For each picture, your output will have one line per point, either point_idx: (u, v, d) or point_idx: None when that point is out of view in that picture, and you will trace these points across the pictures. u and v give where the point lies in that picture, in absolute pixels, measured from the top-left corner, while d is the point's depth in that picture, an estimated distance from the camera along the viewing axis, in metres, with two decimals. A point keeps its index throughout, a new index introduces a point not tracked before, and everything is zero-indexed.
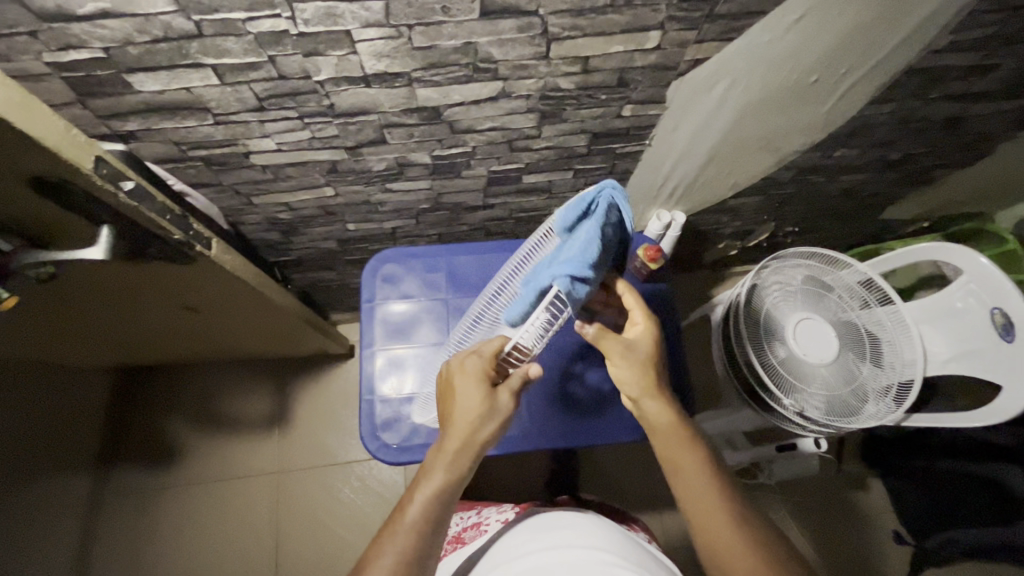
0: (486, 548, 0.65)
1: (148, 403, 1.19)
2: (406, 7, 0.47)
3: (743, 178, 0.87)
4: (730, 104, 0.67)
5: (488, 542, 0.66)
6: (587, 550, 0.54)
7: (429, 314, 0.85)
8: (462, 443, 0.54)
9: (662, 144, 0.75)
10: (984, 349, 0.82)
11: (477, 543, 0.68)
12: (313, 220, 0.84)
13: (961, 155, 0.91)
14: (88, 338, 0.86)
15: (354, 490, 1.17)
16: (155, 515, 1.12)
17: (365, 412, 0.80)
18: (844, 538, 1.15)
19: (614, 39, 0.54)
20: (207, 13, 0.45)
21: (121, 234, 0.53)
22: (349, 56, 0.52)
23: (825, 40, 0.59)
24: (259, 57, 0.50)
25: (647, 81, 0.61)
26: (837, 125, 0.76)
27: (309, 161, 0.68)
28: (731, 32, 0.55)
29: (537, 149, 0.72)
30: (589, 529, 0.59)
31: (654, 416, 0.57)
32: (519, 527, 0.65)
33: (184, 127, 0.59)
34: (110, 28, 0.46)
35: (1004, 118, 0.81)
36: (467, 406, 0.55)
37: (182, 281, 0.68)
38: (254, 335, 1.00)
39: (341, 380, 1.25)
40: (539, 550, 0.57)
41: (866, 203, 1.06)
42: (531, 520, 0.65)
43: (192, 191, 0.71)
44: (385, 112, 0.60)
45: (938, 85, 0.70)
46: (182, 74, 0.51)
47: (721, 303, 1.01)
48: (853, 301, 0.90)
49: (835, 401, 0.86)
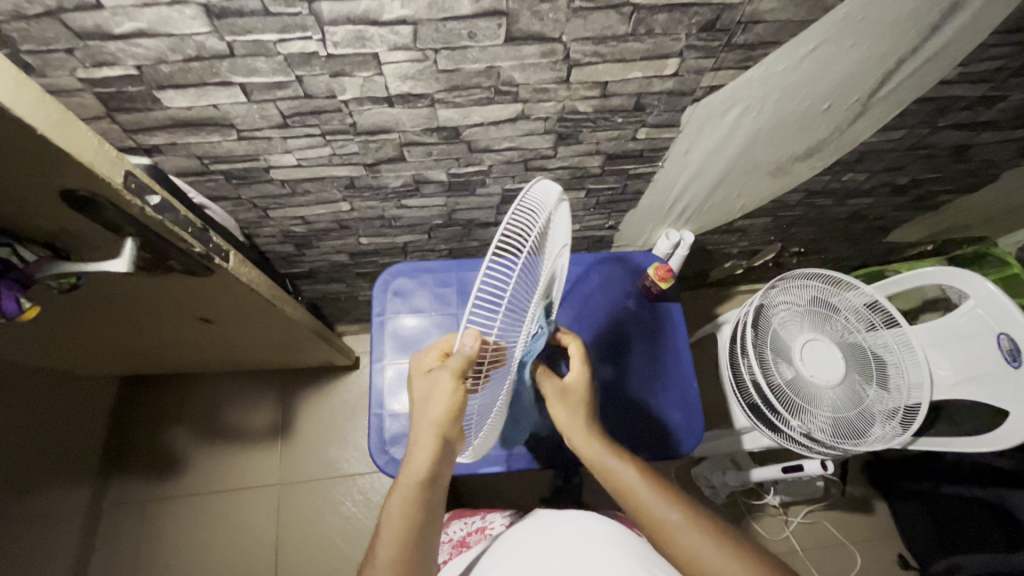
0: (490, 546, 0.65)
1: (152, 411, 1.19)
2: (434, 31, 0.48)
3: (752, 199, 0.88)
4: (742, 129, 0.68)
5: (489, 544, 0.66)
6: (592, 547, 0.53)
7: (439, 328, 0.85)
8: (420, 429, 0.50)
9: (674, 165, 0.76)
10: (991, 374, 0.83)
11: (478, 547, 0.68)
12: (327, 233, 0.85)
13: (966, 181, 0.92)
14: (98, 347, 0.86)
15: (356, 504, 1.16)
16: (155, 526, 1.11)
17: (374, 426, 0.80)
18: (848, 561, 1.14)
19: (634, 66, 0.55)
20: (240, 35, 0.46)
21: (144, 247, 0.54)
22: (375, 77, 0.53)
23: (837, 70, 0.60)
24: (287, 77, 0.52)
25: (663, 106, 0.62)
26: (846, 150, 0.77)
27: (328, 176, 0.69)
28: (748, 60, 0.56)
29: (551, 168, 0.74)
30: (595, 526, 0.58)
31: (601, 458, 0.59)
32: (530, 525, 0.63)
33: (208, 142, 0.60)
34: (145, 47, 0.47)
35: (1010, 146, 0.82)
36: (422, 388, 0.49)
37: (198, 293, 0.68)
38: (263, 346, 1.00)
39: (345, 392, 1.25)
40: (545, 547, 0.56)
41: (871, 226, 1.07)
42: (535, 518, 0.64)
43: (211, 204, 0.72)
44: (405, 130, 0.61)
45: (947, 114, 0.72)
46: (211, 92, 0.52)
47: (727, 322, 1.01)
48: (859, 322, 0.92)
49: (843, 424, 0.86)
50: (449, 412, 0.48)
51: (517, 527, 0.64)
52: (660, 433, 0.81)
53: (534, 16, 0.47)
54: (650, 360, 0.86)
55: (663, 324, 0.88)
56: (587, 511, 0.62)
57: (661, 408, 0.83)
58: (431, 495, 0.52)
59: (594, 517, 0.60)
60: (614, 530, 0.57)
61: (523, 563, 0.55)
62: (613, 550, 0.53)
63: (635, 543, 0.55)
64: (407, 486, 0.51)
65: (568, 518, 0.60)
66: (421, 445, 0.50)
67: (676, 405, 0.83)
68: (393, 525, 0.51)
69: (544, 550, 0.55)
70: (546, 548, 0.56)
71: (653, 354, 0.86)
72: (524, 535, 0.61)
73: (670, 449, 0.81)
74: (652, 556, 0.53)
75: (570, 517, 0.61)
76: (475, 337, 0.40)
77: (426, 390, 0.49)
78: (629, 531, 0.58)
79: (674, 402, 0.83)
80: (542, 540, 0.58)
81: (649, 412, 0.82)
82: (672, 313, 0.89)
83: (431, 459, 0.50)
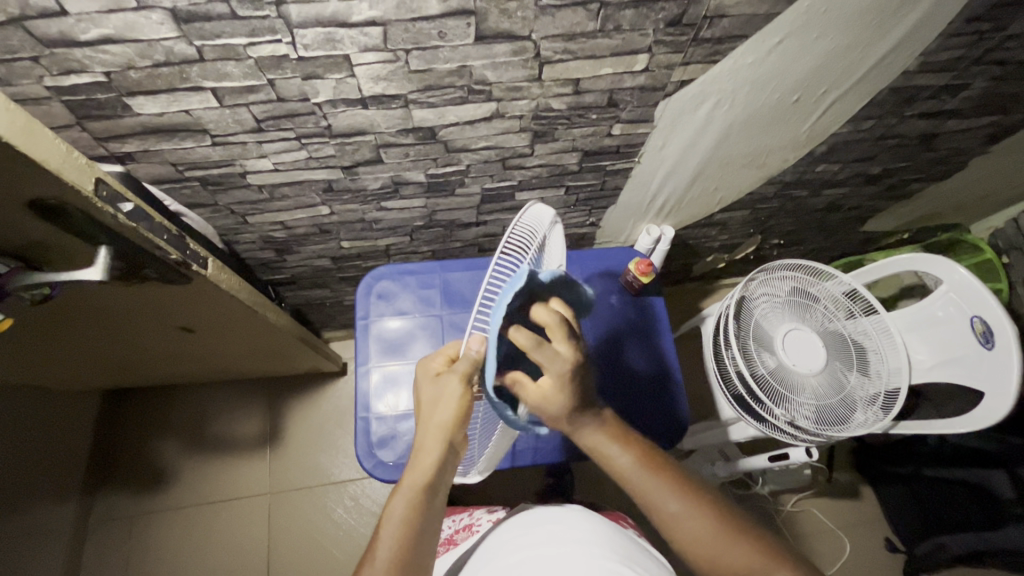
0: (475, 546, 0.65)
1: (137, 425, 1.17)
2: (404, 32, 0.48)
3: (730, 192, 0.89)
4: (715, 123, 0.69)
5: (478, 542, 0.66)
6: (567, 548, 0.54)
7: (424, 330, 0.85)
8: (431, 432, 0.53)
9: (650, 161, 0.77)
10: (967, 356, 0.84)
11: (465, 545, 0.68)
12: (308, 238, 0.85)
13: (937, 169, 0.95)
14: (78, 360, 0.85)
15: (348, 510, 1.15)
16: (144, 541, 1.10)
17: (361, 430, 0.80)
18: (839, 548, 1.15)
19: (604, 62, 0.56)
20: (209, 39, 0.46)
21: (119, 254, 0.53)
22: (347, 79, 0.53)
23: (803, 62, 0.61)
24: (259, 80, 0.52)
25: (636, 101, 0.63)
26: (818, 141, 0.78)
27: (306, 181, 0.69)
28: (716, 54, 0.58)
29: (529, 167, 0.74)
30: (574, 525, 0.58)
31: (605, 452, 0.54)
32: (518, 521, 0.64)
33: (182, 148, 0.60)
34: (112, 53, 0.46)
35: (976, 134, 0.85)
36: (433, 390, 0.55)
37: (178, 301, 0.68)
38: (248, 354, 0.99)
39: (333, 399, 1.24)
40: (522, 549, 0.57)
41: (847, 217, 1.09)
42: (519, 518, 0.65)
43: (188, 211, 0.72)
44: (381, 132, 0.61)
45: (913, 104, 0.74)
46: (182, 98, 0.52)
47: (710, 315, 1.02)
48: (838, 311, 0.93)
49: (825, 411, 0.87)
50: (458, 412, 0.53)
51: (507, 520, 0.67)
52: (645, 426, 0.82)
53: (502, 15, 0.48)
54: (633, 354, 0.86)
55: (646, 319, 0.89)
56: (574, 508, 0.63)
57: (646, 401, 0.84)
58: (431, 505, 0.51)
59: (580, 513, 0.61)
60: (596, 529, 0.57)
61: (502, 562, 0.57)
62: (587, 552, 0.53)
63: (616, 543, 0.55)
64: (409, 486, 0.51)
65: (553, 515, 0.61)
66: (429, 448, 0.52)
67: (660, 398, 0.84)
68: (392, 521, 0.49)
69: (525, 549, 0.56)
70: (528, 546, 0.57)
71: (637, 348, 0.87)
72: (509, 532, 0.62)
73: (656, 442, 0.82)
74: (632, 558, 0.54)
75: (556, 513, 0.62)
76: (480, 341, 0.53)
77: (437, 394, 0.54)
78: (612, 529, 0.59)
79: (658, 395, 0.84)
80: (522, 541, 0.58)
81: (634, 406, 0.83)
82: (655, 308, 0.90)
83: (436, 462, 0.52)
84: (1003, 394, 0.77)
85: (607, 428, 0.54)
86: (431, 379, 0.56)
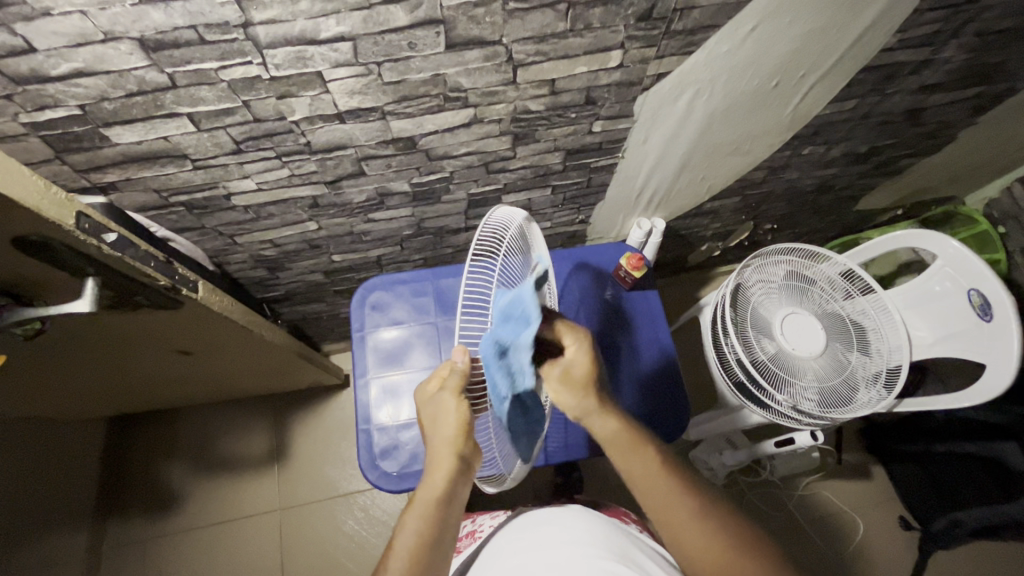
0: (479, 551, 0.65)
1: (144, 450, 1.18)
2: (374, 45, 0.48)
3: (718, 180, 0.89)
4: (697, 113, 0.69)
5: (482, 546, 0.66)
6: (566, 548, 0.54)
7: (420, 338, 0.85)
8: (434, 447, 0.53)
9: (634, 155, 0.76)
10: (966, 329, 0.84)
11: (468, 551, 0.67)
12: (298, 254, 0.85)
13: (925, 143, 0.94)
14: (80, 390, 0.86)
15: (359, 521, 1.15)
16: (158, 564, 1.10)
17: (363, 442, 0.80)
18: (851, 529, 1.15)
19: (578, 61, 0.56)
20: (180, 65, 0.46)
21: (108, 284, 0.53)
22: (321, 95, 0.53)
23: (778, 47, 0.61)
24: (234, 102, 0.52)
25: (614, 97, 0.63)
26: (802, 124, 0.78)
27: (290, 198, 0.69)
28: (690, 45, 0.58)
29: (513, 169, 0.74)
30: (573, 525, 0.58)
31: (622, 439, 0.56)
32: (513, 527, 0.64)
33: (164, 174, 0.60)
34: (85, 86, 0.47)
35: (961, 106, 0.84)
36: (432, 412, 0.54)
37: (171, 326, 0.68)
38: (250, 373, 1.00)
39: (338, 411, 1.24)
40: (522, 551, 0.57)
41: (839, 196, 1.09)
42: (519, 521, 0.65)
43: (175, 236, 0.72)
44: (361, 145, 0.62)
45: (894, 81, 0.73)
46: (159, 125, 0.52)
47: (707, 304, 1.01)
48: (835, 292, 0.93)
49: (828, 393, 0.87)
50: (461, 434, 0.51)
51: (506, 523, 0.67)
52: (648, 419, 0.82)
53: (471, 21, 0.48)
54: (629, 348, 0.86)
55: (641, 312, 0.89)
56: (570, 508, 0.63)
57: (648, 397, 0.83)
58: (446, 514, 0.53)
59: (575, 513, 0.61)
60: (592, 529, 0.57)
61: (503, 566, 0.56)
62: (584, 551, 0.53)
63: (608, 540, 0.56)
64: (426, 497, 0.53)
65: (551, 516, 0.62)
66: (438, 460, 0.52)
67: (661, 390, 0.84)
68: (409, 531, 0.52)
69: (523, 552, 0.57)
70: (525, 550, 0.57)
71: (634, 341, 0.87)
72: (507, 537, 0.63)
73: (659, 437, 0.82)
74: (627, 555, 0.54)
75: (552, 513, 0.62)
76: (463, 353, 0.50)
77: (434, 412, 0.54)
78: (609, 527, 0.59)
79: (658, 387, 0.84)
80: (521, 545, 0.59)
81: (635, 400, 0.83)
82: (650, 301, 0.89)
83: (449, 474, 0.52)
84: (1004, 364, 0.77)
85: (624, 425, 0.57)
86: (427, 402, 0.55)
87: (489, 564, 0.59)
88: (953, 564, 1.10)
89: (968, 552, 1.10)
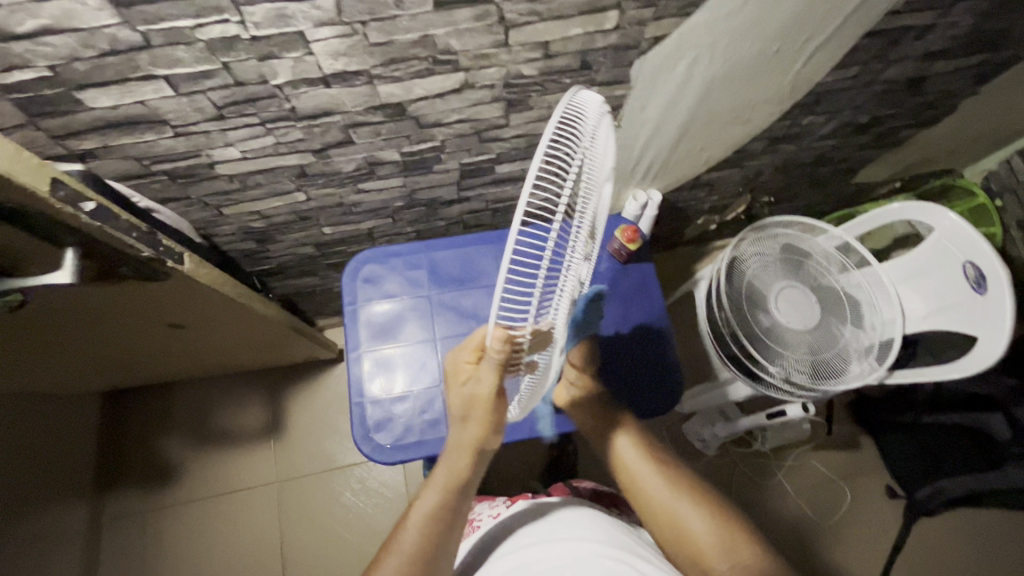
0: (482, 549, 0.64)
1: (139, 424, 1.18)
2: (357, 2, 0.46)
3: (715, 152, 0.87)
4: (696, 79, 0.67)
5: (484, 537, 0.65)
6: (572, 541, 0.55)
7: (414, 311, 0.85)
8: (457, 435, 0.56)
9: (631, 124, 0.74)
10: (959, 301, 0.84)
11: (471, 540, 0.67)
12: (288, 226, 0.83)
13: (927, 113, 0.92)
14: (68, 365, 0.85)
15: (356, 493, 1.16)
16: (156, 536, 1.11)
17: (356, 415, 0.80)
18: (840, 499, 1.15)
19: (573, 22, 0.54)
20: (154, 23, 0.44)
21: (90, 255, 0.52)
22: (305, 57, 0.51)
23: (781, 9, 0.59)
24: (213, 64, 0.49)
25: (610, 62, 0.61)
26: (801, 93, 0.76)
27: (277, 167, 0.67)
28: (689, 6, 0.55)
29: (507, 138, 0.72)
30: (578, 520, 0.60)
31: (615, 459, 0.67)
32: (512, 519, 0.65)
33: (144, 142, 0.58)
34: (54, 45, 0.44)
35: (966, 75, 0.82)
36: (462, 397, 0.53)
37: (160, 299, 0.67)
38: (242, 347, 0.99)
39: (333, 384, 1.24)
40: (528, 545, 0.58)
41: (837, 169, 1.07)
42: (524, 513, 0.65)
43: (159, 207, 0.70)
44: (349, 111, 0.59)
45: (898, 47, 0.71)
46: (135, 88, 0.50)
47: (703, 278, 1.00)
48: (831, 266, 0.92)
49: (821, 366, 0.87)
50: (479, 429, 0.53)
51: (510, 516, 0.66)
52: (646, 390, 0.83)
53: None
54: (625, 321, 0.86)
55: (637, 285, 0.88)
56: (576, 504, 0.65)
57: (641, 368, 0.84)
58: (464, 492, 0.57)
59: (580, 512, 0.62)
60: (596, 526, 0.58)
61: (508, 561, 0.57)
62: (587, 546, 0.54)
63: (618, 539, 0.57)
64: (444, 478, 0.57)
65: (555, 513, 0.63)
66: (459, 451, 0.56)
67: (656, 363, 0.84)
68: (420, 515, 0.56)
69: (526, 547, 0.58)
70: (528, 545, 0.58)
71: (633, 313, 0.86)
72: (510, 532, 0.63)
73: (652, 408, 0.83)
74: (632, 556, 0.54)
75: (556, 511, 0.63)
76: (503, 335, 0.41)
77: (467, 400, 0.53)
78: (613, 524, 0.60)
79: (655, 360, 0.84)
80: (525, 540, 0.59)
81: (634, 373, 0.83)
82: (645, 275, 0.89)
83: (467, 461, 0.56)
84: (995, 336, 0.76)
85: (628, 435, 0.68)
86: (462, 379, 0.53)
87: (494, 559, 0.60)
88: (941, 533, 1.12)
89: (954, 523, 1.12)
